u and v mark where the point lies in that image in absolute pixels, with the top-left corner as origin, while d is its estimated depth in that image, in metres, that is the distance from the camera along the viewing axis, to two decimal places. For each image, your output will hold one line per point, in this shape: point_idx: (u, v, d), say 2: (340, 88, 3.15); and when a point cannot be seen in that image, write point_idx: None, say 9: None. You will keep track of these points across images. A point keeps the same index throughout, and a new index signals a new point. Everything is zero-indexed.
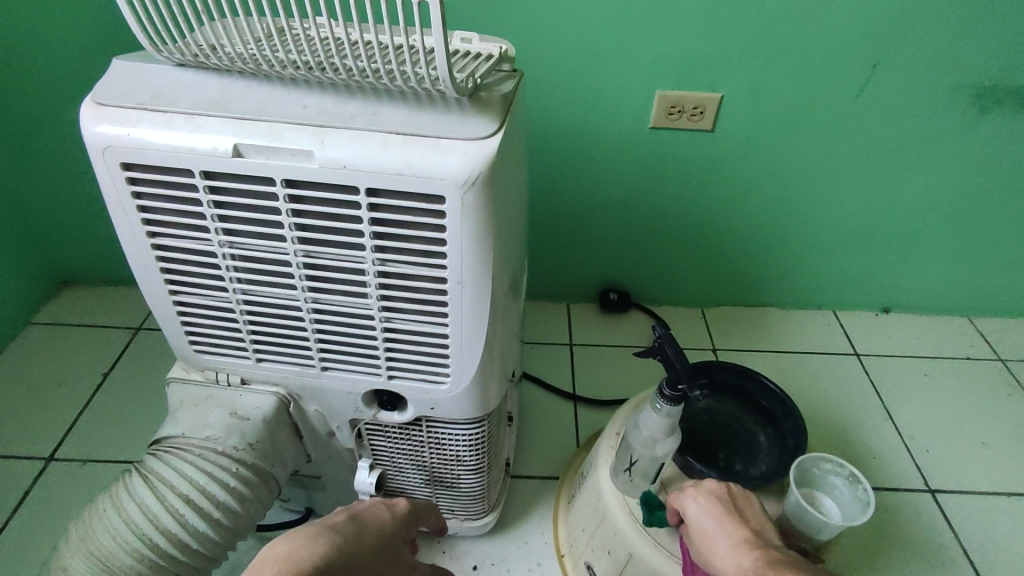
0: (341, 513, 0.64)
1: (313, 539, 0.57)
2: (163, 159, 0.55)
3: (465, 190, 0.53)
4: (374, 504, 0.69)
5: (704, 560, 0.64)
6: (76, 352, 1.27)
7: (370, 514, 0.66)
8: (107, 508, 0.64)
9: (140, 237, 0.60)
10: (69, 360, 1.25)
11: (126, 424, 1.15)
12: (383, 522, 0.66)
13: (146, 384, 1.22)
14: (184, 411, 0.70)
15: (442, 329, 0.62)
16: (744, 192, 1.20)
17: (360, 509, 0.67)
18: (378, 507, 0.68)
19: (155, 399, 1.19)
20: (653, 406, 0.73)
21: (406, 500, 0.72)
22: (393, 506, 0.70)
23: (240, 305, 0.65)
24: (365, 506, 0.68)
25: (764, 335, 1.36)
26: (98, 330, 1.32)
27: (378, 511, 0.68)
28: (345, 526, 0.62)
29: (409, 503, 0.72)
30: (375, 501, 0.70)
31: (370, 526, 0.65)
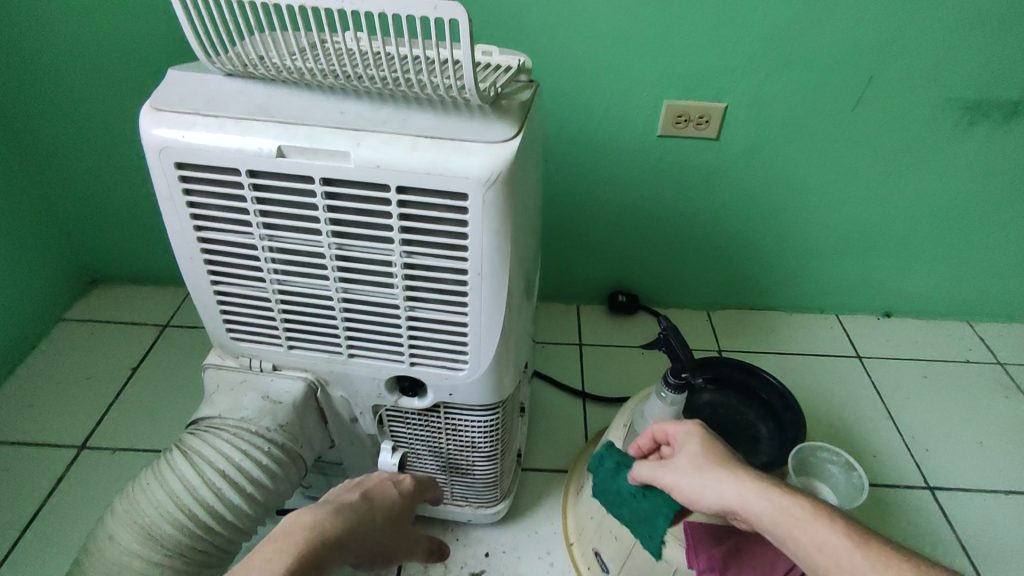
0: (356, 492, 0.66)
1: (330, 518, 0.61)
2: (213, 159, 0.60)
3: (487, 188, 0.58)
4: (386, 479, 0.71)
5: (688, 474, 0.64)
6: (106, 347, 1.33)
7: (381, 492, 0.69)
8: (149, 482, 0.69)
9: (187, 230, 0.66)
10: (100, 355, 1.32)
11: (155, 414, 1.21)
12: (393, 501, 0.69)
13: (173, 378, 1.28)
14: (220, 394, 0.76)
15: (463, 318, 0.67)
16: (749, 198, 1.24)
17: (372, 486, 0.69)
18: (389, 484, 0.71)
19: (182, 392, 1.25)
20: (658, 394, 0.77)
21: (414, 478, 0.74)
22: (401, 484, 0.72)
23: (276, 294, 0.70)
24: (376, 482, 0.70)
25: (767, 337, 1.40)
26: (128, 326, 1.38)
27: (389, 488, 0.70)
28: (360, 507, 0.65)
29: (416, 482, 0.74)
30: (385, 477, 0.72)
31: (383, 506, 0.68)
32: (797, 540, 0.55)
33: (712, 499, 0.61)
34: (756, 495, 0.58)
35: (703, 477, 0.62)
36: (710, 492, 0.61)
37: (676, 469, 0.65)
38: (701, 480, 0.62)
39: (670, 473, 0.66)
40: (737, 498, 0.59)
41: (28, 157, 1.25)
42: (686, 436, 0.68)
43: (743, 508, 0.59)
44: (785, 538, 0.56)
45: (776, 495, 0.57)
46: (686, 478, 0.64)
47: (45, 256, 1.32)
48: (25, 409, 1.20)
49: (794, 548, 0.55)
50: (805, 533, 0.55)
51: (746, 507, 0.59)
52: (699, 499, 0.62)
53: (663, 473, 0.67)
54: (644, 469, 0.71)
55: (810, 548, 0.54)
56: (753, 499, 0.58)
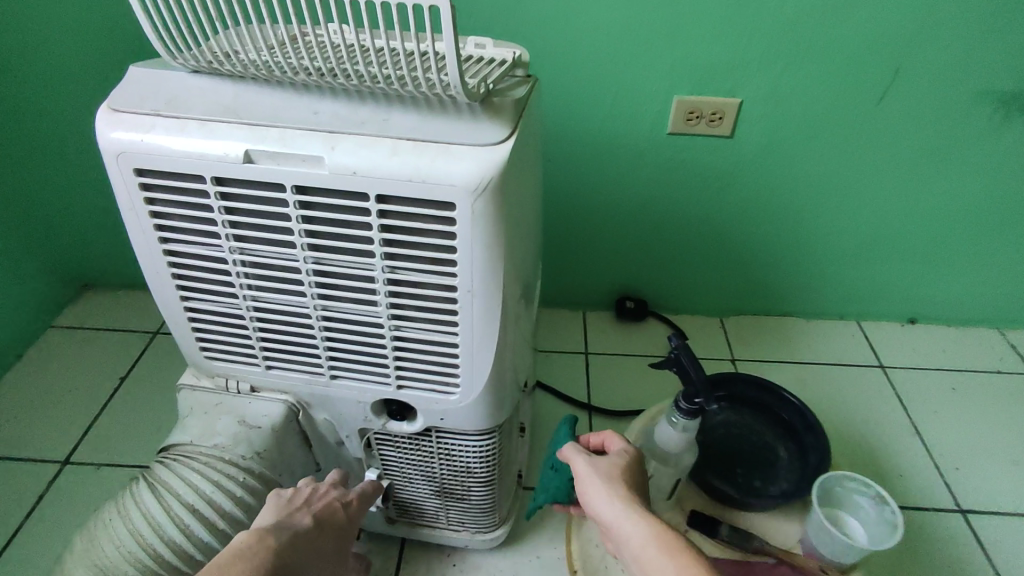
0: (308, 515, 0.64)
1: (284, 547, 0.59)
2: (173, 166, 0.54)
3: (475, 198, 0.52)
4: (334, 501, 0.68)
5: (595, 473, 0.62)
6: (88, 357, 1.28)
7: (330, 517, 0.66)
8: (111, 518, 0.64)
9: (152, 242, 0.60)
10: (83, 366, 1.26)
11: (135, 431, 1.15)
12: (340, 527, 0.67)
13: (156, 393, 1.22)
14: (193, 418, 0.70)
15: (453, 339, 0.61)
16: (765, 199, 1.17)
17: (322, 509, 0.66)
18: (339, 507, 0.68)
19: (163, 407, 1.19)
20: (670, 420, 0.71)
21: (360, 502, 0.71)
22: (349, 506, 0.69)
23: (251, 312, 0.64)
24: (326, 503, 0.67)
25: (784, 346, 1.33)
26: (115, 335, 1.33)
27: (337, 511, 0.67)
28: (311, 535, 0.63)
29: (361, 506, 0.71)
30: (334, 497, 0.68)
31: (330, 533, 0.65)
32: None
33: (601, 507, 0.60)
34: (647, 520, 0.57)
35: (605, 485, 0.61)
36: (604, 501, 0.60)
37: (588, 461, 0.63)
38: (604, 485, 0.61)
39: (581, 456, 0.64)
40: (628, 517, 0.58)
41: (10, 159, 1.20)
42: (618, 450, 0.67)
43: (625, 527, 0.57)
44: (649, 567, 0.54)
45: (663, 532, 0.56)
46: (589, 475, 0.62)
47: (31, 261, 1.27)
48: (5, 423, 1.15)
49: None
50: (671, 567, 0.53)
51: (629, 528, 0.57)
52: (591, 502, 0.61)
53: (576, 455, 0.65)
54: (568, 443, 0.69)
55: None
56: (641, 524, 0.57)
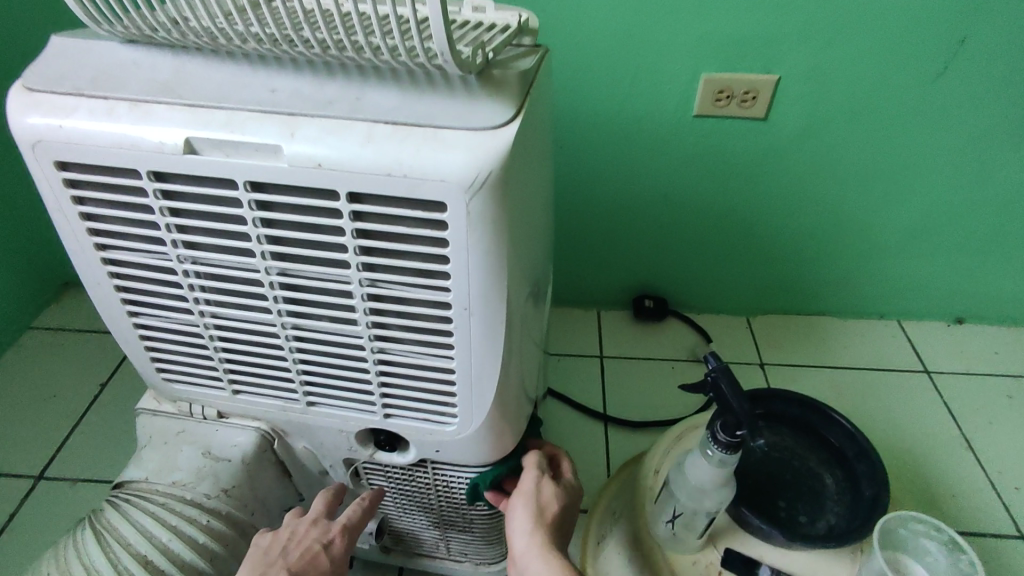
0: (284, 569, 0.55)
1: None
2: (99, 158, 0.44)
3: (470, 196, 0.41)
4: (314, 544, 0.59)
5: (531, 499, 0.59)
6: (48, 361, 1.14)
7: (311, 565, 0.57)
8: (51, 572, 0.56)
9: (88, 250, 0.50)
10: (42, 370, 1.12)
11: (103, 443, 1.03)
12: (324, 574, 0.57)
13: (123, 401, 1.09)
14: (152, 450, 0.61)
15: (447, 364, 0.51)
16: (802, 188, 1.05)
17: (300, 559, 0.57)
18: (319, 551, 0.58)
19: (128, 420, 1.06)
20: (705, 452, 0.61)
21: (345, 539, 0.61)
22: (332, 546, 0.60)
23: (210, 330, 0.54)
24: (303, 550, 0.58)
25: (818, 348, 1.21)
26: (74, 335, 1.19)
27: (318, 557, 0.58)
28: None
29: (347, 543, 0.61)
30: (313, 539, 0.59)
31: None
32: None
33: (518, 535, 0.58)
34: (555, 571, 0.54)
35: (533, 518, 0.58)
36: (526, 532, 0.57)
37: (535, 482, 0.60)
38: (533, 515, 0.58)
39: (531, 473, 0.60)
40: (540, 558, 0.56)
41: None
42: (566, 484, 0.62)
43: (530, 565, 0.56)
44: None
45: None
46: (524, 499, 0.59)
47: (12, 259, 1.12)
48: None
49: None
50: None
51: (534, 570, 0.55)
52: (512, 524, 0.59)
53: (528, 470, 0.61)
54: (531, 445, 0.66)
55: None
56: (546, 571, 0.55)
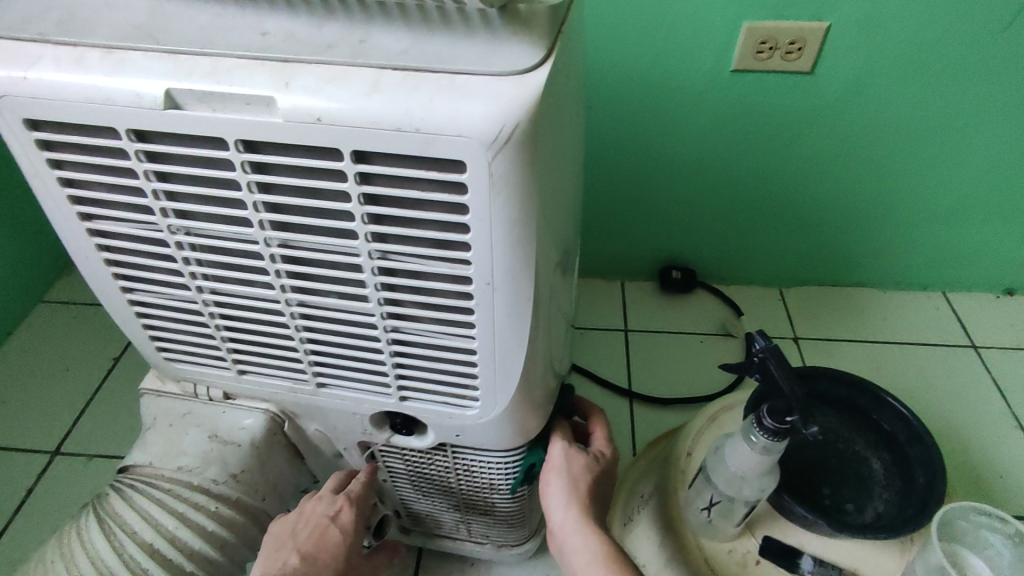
0: (294, 554, 0.55)
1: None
2: (71, 114, 0.39)
3: (493, 155, 0.35)
4: (321, 520, 0.57)
5: (563, 475, 0.57)
6: (49, 335, 1.10)
7: (321, 543, 0.56)
8: (54, 560, 0.54)
9: (70, 218, 0.45)
10: (44, 345, 1.09)
11: (113, 418, 1.00)
12: (337, 547, 0.57)
13: (127, 375, 1.06)
14: (155, 434, 0.58)
15: (468, 345, 0.46)
16: (847, 149, 0.97)
17: (309, 539, 0.56)
18: (327, 526, 0.57)
19: (133, 394, 1.03)
20: (747, 438, 0.56)
21: (353, 508, 0.58)
22: (341, 517, 0.58)
23: (210, 308, 0.50)
24: (312, 529, 0.57)
25: (856, 321, 1.15)
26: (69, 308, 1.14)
27: (327, 532, 0.57)
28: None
29: (355, 511, 0.59)
30: (319, 515, 0.57)
31: (326, 560, 0.56)
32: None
33: (556, 510, 0.57)
34: (595, 546, 0.55)
35: (566, 493, 0.56)
36: (563, 508, 0.56)
37: (564, 454, 0.58)
38: (568, 490, 0.57)
39: (560, 445, 0.58)
40: (579, 531, 0.56)
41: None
42: (599, 453, 0.61)
43: (571, 539, 0.56)
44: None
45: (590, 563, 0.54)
46: (555, 474, 0.57)
47: (18, 229, 1.07)
48: None
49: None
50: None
51: (576, 543, 0.55)
52: (548, 498, 0.58)
53: (556, 442, 0.59)
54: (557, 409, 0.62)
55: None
56: (586, 546, 0.55)
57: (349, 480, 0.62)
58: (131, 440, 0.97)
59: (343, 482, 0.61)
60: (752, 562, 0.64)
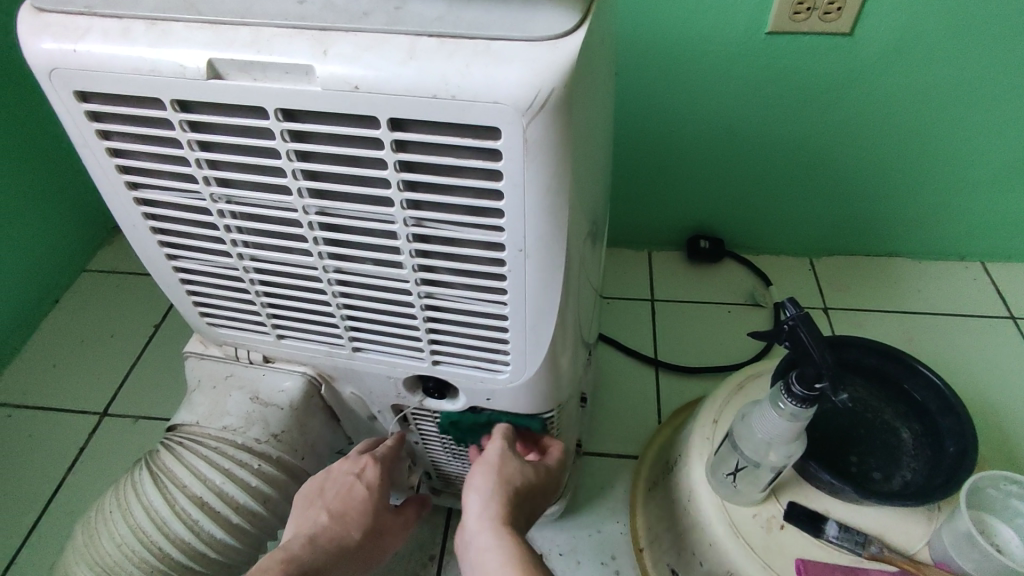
0: (323, 511, 0.57)
1: (303, 557, 0.53)
2: (118, 86, 0.40)
3: (528, 121, 0.36)
4: (348, 477, 0.59)
5: (487, 473, 0.56)
6: (93, 303, 1.14)
7: (348, 500, 0.58)
8: (112, 511, 0.58)
9: (118, 186, 0.47)
10: (89, 312, 1.13)
11: (157, 381, 1.05)
12: (363, 503, 0.59)
13: (169, 341, 1.10)
14: (201, 394, 0.61)
15: (500, 311, 0.47)
16: (885, 115, 0.94)
17: (336, 497, 0.58)
18: (353, 483, 0.59)
19: (175, 359, 1.07)
20: (774, 404, 0.57)
21: (377, 465, 0.61)
22: (366, 474, 0.60)
23: (250, 274, 0.52)
24: (339, 487, 0.59)
25: (888, 291, 1.12)
26: (111, 277, 1.18)
27: (354, 489, 0.59)
28: (332, 533, 0.56)
29: (380, 467, 0.61)
30: (346, 472, 0.59)
31: (354, 516, 0.58)
32: None
33: (473, 505, 0.55)
34: (497, 548, 0.52)
35: (483, 492, 0.55)
36: (480, 502, 0.54)
37: (499, 455, 0.57)
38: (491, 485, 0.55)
39: (498, 443, 0.58)
40: (489, 529, 0.53)
41: (26, 83, 1.00)
42: (535, 468, 0.59)
43: (479, 537, 0.53)
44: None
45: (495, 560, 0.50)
46: (479, 471, 0.56)
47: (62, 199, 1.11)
48: (45, 369, 1.06)
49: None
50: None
51: (483, 539, 0.52)
52: (468, 495, 0.56)
53: (496, 441, 0.58)
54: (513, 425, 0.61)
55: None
56: (489, 545, 0.52)
57: (377, 446, 0.65)
58: (175, 401, 1.01)
59: (371, 445, 0.65)
60: (777, 526, 0.65)
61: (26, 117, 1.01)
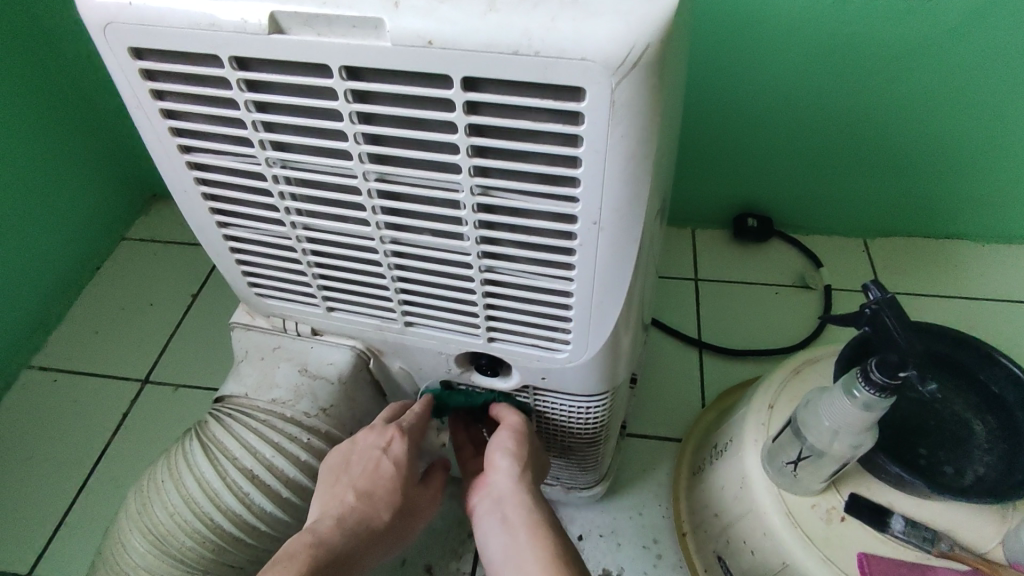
0: (350, 491, 0.53)
1: (331, 541, 0.50)
2: (174, 42, 0.38)
3: (619, 80, 0.33)
4: (374, 453, 0.55)
5: (519, 437, 0.56)
6: (133, 272, 1.15)
7: (375, 478, 0.54)
8: (164, 480, 0.57)
9: (170, 149, 0.45)
10: (129, 281, 1.14)
11: (197, 350, 1.05)
12: (391, 480, 0.54)
13: (208, 312, 1.10)
14: (249, 365, 0.60)
15: (565, 287, 0.44)
16: (963, 89, 0.87)
17: (363, 475, 0.54)
18: (380, 459, 0.55)
19: (214, 329, 1.08)
20: (847, 392, 0.54)
21: (405, 440, 0.56)
22: (392, 449, 0.55)
23: (303, 243, 0.50)
24: (365, 464, 0.54)
25: (949, 275, 1.07)
26: (150, 246, 1.18)
27: (381, 465, 0.55)
28: (359, 514, 0.52)
29: (408, 442, 0.56)
30: (371, 447, 0.55)
31: (382, 494, 0.54)
32: (506, 550, 0.51)
33: (499, 468, 0.55)
34: (533, 507, 0.53)
35: (516, 455, 0.55)
36: (509, 467, 0.55)
37: (518, 424, 0.57)
38: (518, 451, 0.55)
39: (516, 413, 0.58)
40: (517, 493, 0.54)
41: (66, 48, 1.00)
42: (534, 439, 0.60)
43: (507, 500, 0.53)
44: (510, 537, 0.52)
45: (527, 524, 0.52)
46: (509, 434, 0.56)
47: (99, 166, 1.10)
48: (87, 336, 1.07)
49: (497, 546, 0.52)
50: (533, 554, 0.50)
51: (512, 502, 0.53)
52: (491, 459, 0.56)
53: (507, 415, 0.58)
54: (514, 408, 0.60)
55: (518, 558, 0.50)
56: (525, 505, 0.53)
57: (403, 413, 0.60)
58: (215, 372, 1.02)
59: (396, 414, 0.60)
60: (837, 518, 0.62)
61: (64, 84, 1.01)
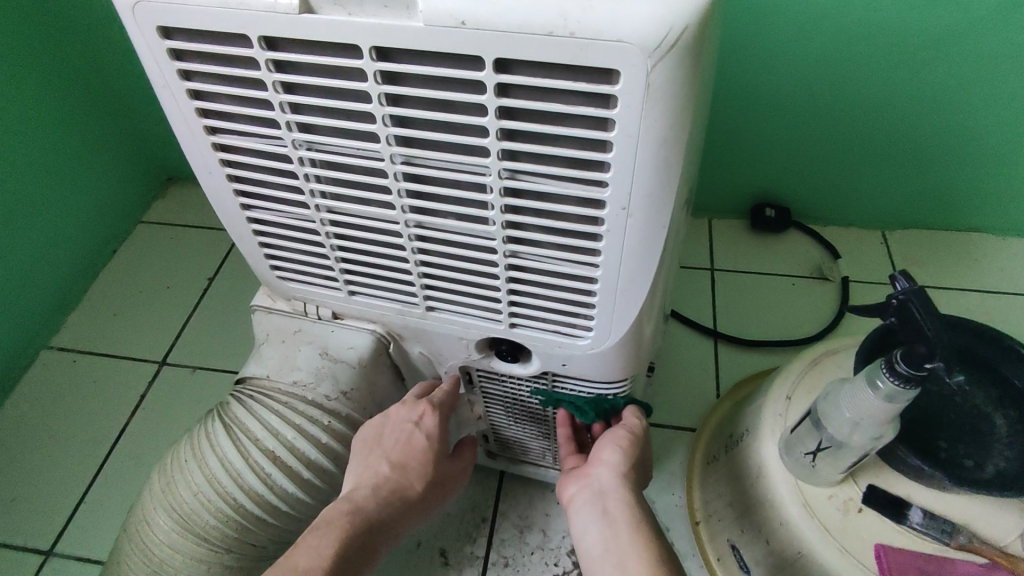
0: (384, 462, 0.54)
1: (367, 510, 0.52)
2: (202, 21, 0.38)
3: (655, 62, 0.32)
4: (406, 426, 0.56)
5: (633, 438, 0.58)
6: (150, 255, 1.16)
7: (408, 450, 0.55)
8: (187, 460, 0.58)
9: (196, 130, 0.45)
10: (146, 263, 1.14)
11: (214, 333, 1.06)
12: (423, 453, 0.56)
13: (224, 296, 1.11)
14: (270, 348, 0.60)
15: (589, 273, 0.44)
16: (992, 79, 0.85)
17: (396, 447, 0.55)
18: (412, 432, 0.56)
19: (230, 313, 1.08)
20: (871, 383, 0.54)
21: (436, 413, 0.57)
22: (424, 422, 0.57)
23: (326, 227, 0.50)
24: (398, 436, 0.55)
25: (969, 269, 1.05)
26: (167, 229, 1.19)
27: (413, 438, 0.56)
28: (392, 484, 0.54)
29: (439, 415, 0.57)
30: (403, 420, 0.56)
31: (414, 465, 0.56)
32: (602, 541, 0.52)
33: (607, 463, 0.57)
34: (634, 505, 0.54)
35: (627, 452, 0.57)
36: (617, 463, 0.56)
37: (634, 426, 0.59)
38: (629, 451, 0.57)
39: (638, 417, 0.59)
40: (622, 492, 0.55)
41: (84, 29, 0.99)
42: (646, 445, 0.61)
43: (612, 495, 0.55)
44: (609, 530, 0.53)
45: (626, 521, 0.53)
46: (625, 433, 0.58)
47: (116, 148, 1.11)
48: (105, 318, 1.08)
49: (593, 535, 0.53)
50: (630, 549, 0.51)
51: (615, 497, 0.54)
52: (602, 453, 0.57)
53: (627, 417, 0.60)
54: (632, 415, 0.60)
55: (617, 553, 0.51)
56: (627, 503, 0.54)
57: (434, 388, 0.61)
58: (230, 355, 1.03)
59: (428, 389, 0.60)
60: (854, 510, 0.62)
61: (84, 67, 1.01)
